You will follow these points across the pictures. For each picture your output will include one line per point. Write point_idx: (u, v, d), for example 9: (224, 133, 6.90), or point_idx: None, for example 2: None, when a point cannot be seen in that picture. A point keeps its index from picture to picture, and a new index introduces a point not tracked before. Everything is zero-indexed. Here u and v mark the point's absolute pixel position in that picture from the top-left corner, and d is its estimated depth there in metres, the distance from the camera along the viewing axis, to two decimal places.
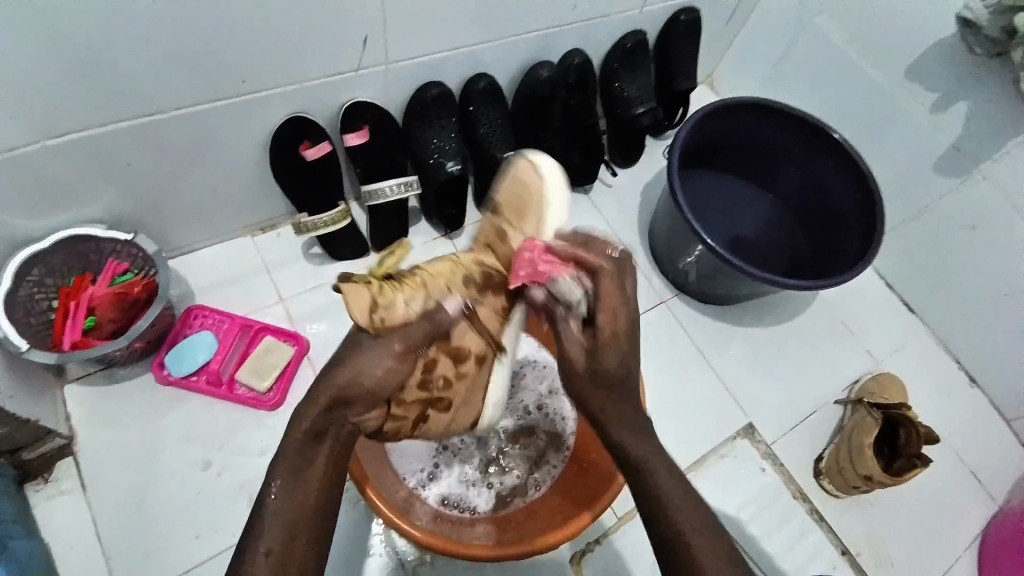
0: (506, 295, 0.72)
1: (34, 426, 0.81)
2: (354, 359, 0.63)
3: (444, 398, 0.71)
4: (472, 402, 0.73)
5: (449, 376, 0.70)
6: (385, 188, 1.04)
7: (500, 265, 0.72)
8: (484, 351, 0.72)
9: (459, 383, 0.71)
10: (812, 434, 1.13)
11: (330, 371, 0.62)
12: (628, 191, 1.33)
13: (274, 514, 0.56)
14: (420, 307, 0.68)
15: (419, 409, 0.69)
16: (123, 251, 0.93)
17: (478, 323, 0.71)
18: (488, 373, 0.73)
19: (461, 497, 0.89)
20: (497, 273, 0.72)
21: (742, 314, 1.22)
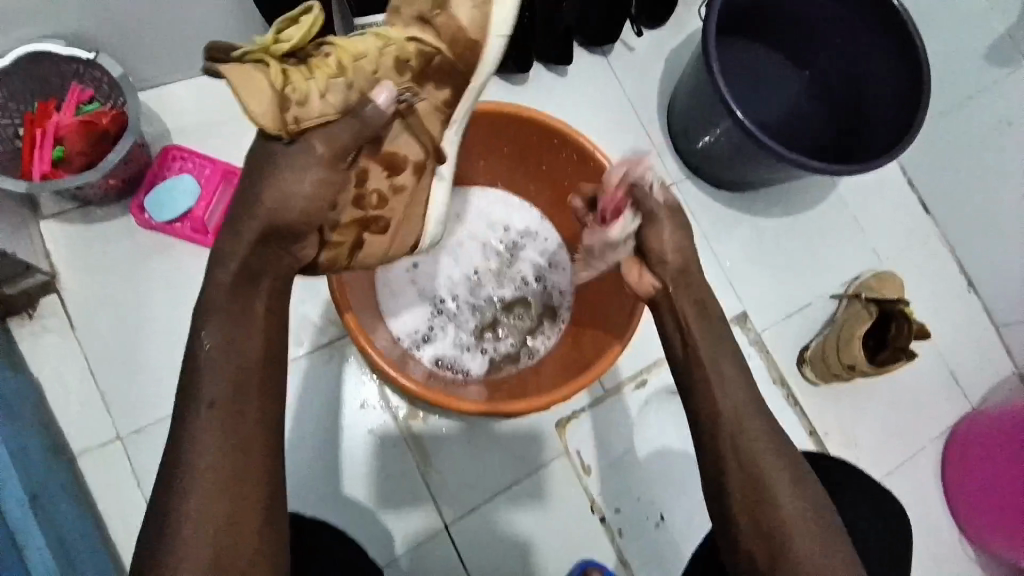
0: (445, 85, 0.67)
1: (13, 261, 0.77)
2: (278, 176, 0.60)
3: (381, 219, 0.69)
4: (413, 219, 0.71)
5: (384, 193, 0.68)
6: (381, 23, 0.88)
7: (439, 48, 0.65)
8: (423, 160, 0.69)
9: (394, 198, 0.69)
10: (803, 326, 1.14)
11: (256, 197, 0.60)
12: (652, 57, 1.19)
13: (212, 363, 0.56)
14: (342, 99, 0.63)
15: (353, 229, 0.67)
16: (86, 75, 0.83)
17: (411, 124, 0.67)
18: (425, 188, 0.71)
19: (454, 359, 0.90)
20: (437, 55, 0.65)
21: (754, 202, 1.17)
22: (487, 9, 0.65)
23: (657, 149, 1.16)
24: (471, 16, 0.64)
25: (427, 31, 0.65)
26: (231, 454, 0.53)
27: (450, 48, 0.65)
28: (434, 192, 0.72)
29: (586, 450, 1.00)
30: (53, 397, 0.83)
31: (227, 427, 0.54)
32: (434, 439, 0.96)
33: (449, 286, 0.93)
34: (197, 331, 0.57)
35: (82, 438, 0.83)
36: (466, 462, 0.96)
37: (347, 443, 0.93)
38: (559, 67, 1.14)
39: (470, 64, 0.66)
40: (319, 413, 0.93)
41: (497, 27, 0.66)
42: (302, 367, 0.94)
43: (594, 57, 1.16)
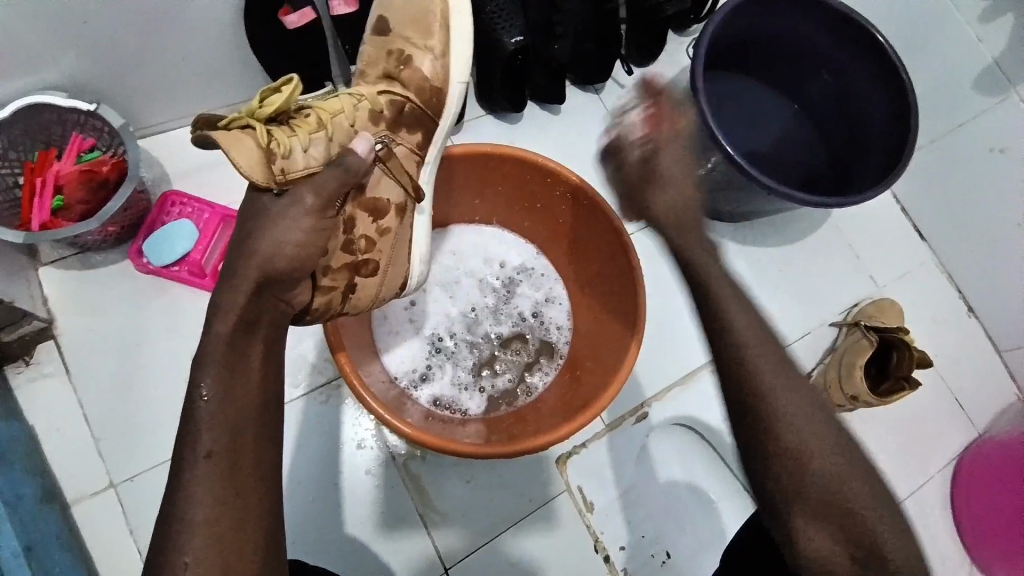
0: (416, 130, 0.74)
1: (9, 308, 0.77)
2: (268, 228, 0.61)
3: (369, 260, 0.70)
4: (398, 257, 0.74)
5: (371, 236, 0.70)
6: None
7: (409, 97, 0.73)
8: (401, 201, 0.72)
9: (381, 240, 0.71)
10: (804, 356, 1.14)
11: (247, 253, 0.60)
12: None
13: (208, 415, 0.54)
14: (324, 153, 0.66)
15: (345, 273, 0.69)
16: (87, 124, 0.85)
17: (392, 168, 0.71)
18: (408, 228, 0.75)
19: (453, 399, 0.90)
20: (407, 104, 0.73)
21: (749, 233, 1.18)
22: (448, 61, 0.75)
23: None
24: (433, 67, 0.74)
25: (397, 85, 0.73)
26: (228, 511, 0.52)
27: (418, 96, 0.73)
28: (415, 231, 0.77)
29: (588, 488, 0.98)
30: (47, 444, 0.82)
31: (224, 477, 0.53)
32: (434, 478, 0.94)
33: (445, 324, 0.93)
34: (194, 383, 0.55)
35: (76, 488, 0.81)
36: (466, 502, 0.94)
37: (346, 485, 0.91)
38: (553, 105, 1.17)
39: (437, 108, 0.75)
40: (316, 454, 0.92)
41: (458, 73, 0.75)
42: (301, 406, 0.93)
43: (587, 94, 1.19)
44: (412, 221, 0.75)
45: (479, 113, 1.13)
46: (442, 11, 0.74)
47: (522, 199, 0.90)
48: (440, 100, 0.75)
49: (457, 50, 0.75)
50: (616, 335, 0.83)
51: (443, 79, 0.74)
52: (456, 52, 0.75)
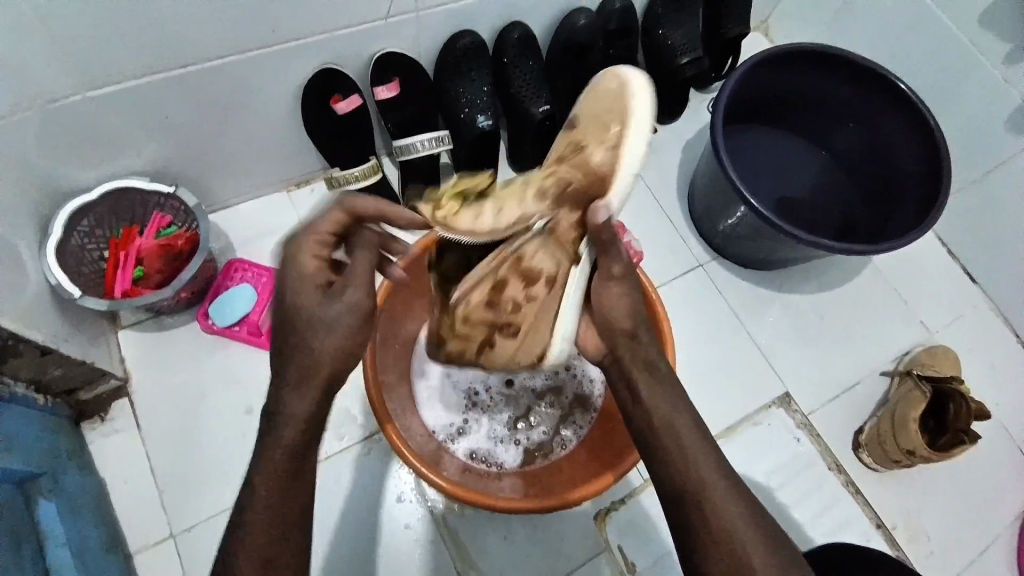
0: (576, 216, 0.64)
1: (90, 368, 0.86)
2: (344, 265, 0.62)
3: (512, 325, 0.71)
4: (540, 326, 0.70)
5: (513, 303, 0.70)
6: (415, 142, 1.01)
7: (575, 180, 0.63)
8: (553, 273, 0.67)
9: (526, 308, 0.69)
10: (852, 406, 1.09)
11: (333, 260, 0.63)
12: (668, 148, 1.27)
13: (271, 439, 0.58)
14: (490, 224, 0.67)
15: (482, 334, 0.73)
16: (167, 204, 0.96)
17: (547, 245, 0.66)
18: (551, 308, 0.69)
19: (489, 452, 0.91)
20: (569, 185, 0.63)
21: (785, 281, 1.17)
22: (622, 153, 0.60)
23: (680, 233, 1.20)
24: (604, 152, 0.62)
25: (566, 167, 0.64)
26: (275, 537, 0.55)
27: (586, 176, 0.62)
28: (566, 303, 0.68)
29: (628, 545, 0.96)
30: (114, 496, 0.88)
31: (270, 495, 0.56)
32: (473, 535, 0.94)
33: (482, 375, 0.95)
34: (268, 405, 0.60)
35: (138, 538, 0.87)
36: (505, 559, 0.93)
37: (386, 542, 0.93)
38: None
39: (600, 193, 0.61)
40: (359, 509, 0.94)
41: (626, 164, 0.60)
42: (340, 460, 0.95)
43: None
44: (569, 291, 0.67)
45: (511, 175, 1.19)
46: (629, 104, 0.62)
47: None
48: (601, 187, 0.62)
49: (635, 143, 0.60)
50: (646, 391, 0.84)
51: (614, 156, 0.61)
52: (639, 141, 0.61)
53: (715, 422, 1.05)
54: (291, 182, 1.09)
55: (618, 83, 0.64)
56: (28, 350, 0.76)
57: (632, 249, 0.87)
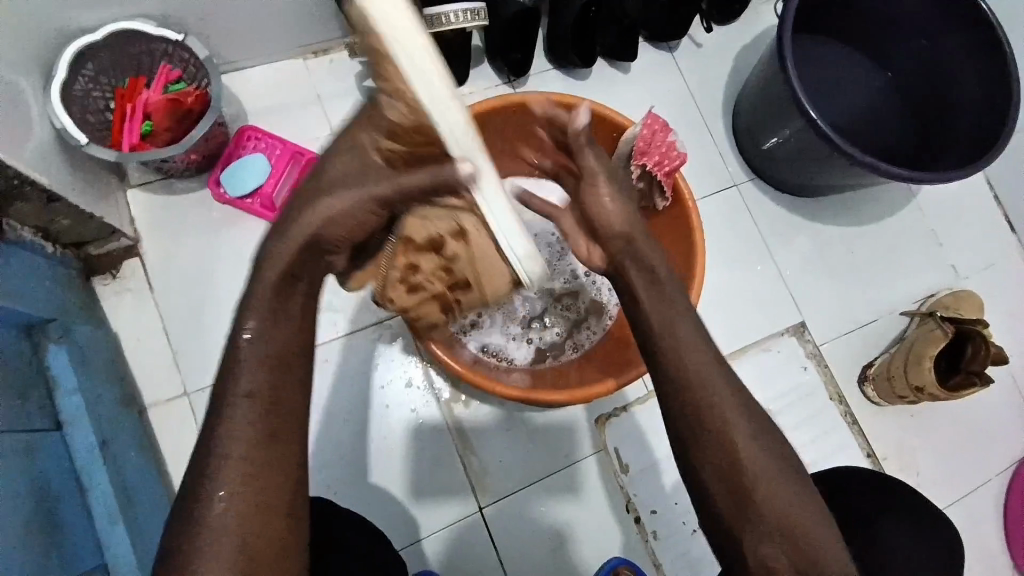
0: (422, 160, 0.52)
1: (99, 223, 0.83)
2: (330, 199, 0.54)
3: (457, 281, 0.64)
4: (489, 268, 0.59)
5: (442, 269, 0.64)
6: (448, 14, 0.89)
7: (400, 142, 0.54)
8: (457, 225, 0.58)
9: (459, 260, 0.61)
10: (865, 342, 1.08)
11: (281, 234, 0.53)
12: (718, 54, 1.16)
13: (253, 354, 0.51)
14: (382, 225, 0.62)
15: (437, 307, 0.69)
16: (174, 56, 0.88)
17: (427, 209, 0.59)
18: (485, 244, 0.56)
19: (500, 347, 0.91)
20: (396, 149, 0.55)
21: (820, 209, 1.11)
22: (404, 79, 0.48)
23: (720, 148, 1.12)
24: (400, 110, 0.50)
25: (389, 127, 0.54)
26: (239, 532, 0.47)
27: (407, 142, 0.53)
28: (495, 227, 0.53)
29: (624, 450, 0.99)
30: (127, 352, 0.89)
31: (265, 412, 0.49)
32: (476, 425, 0.97)
33: None
34: (239, 322, 0.51)
35: (152, 395, 0.89)
36: (506, 450, 0.97)
37: (392, 423, 0.95)
38: (623, 63, 1.12)
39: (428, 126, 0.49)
40: (366, 392, 0.95)
41: (427, 77, 0.47)
42: (346, 344, 0.96)
43: (659, 52, 1.14)
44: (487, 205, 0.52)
45: (546, 67, 1.10)
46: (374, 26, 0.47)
47: None
48: (430, 138, 0.51)
49: (419, 56, 0.47)
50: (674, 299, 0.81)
51: (410, 106, 0.49)
52: (414, 49, 0.46)
53: (727, 343, 1.04)
54: (309, 49, 1.01)
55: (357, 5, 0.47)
56: (34, 194, 0.73)
57: (674, 151, 0.79)
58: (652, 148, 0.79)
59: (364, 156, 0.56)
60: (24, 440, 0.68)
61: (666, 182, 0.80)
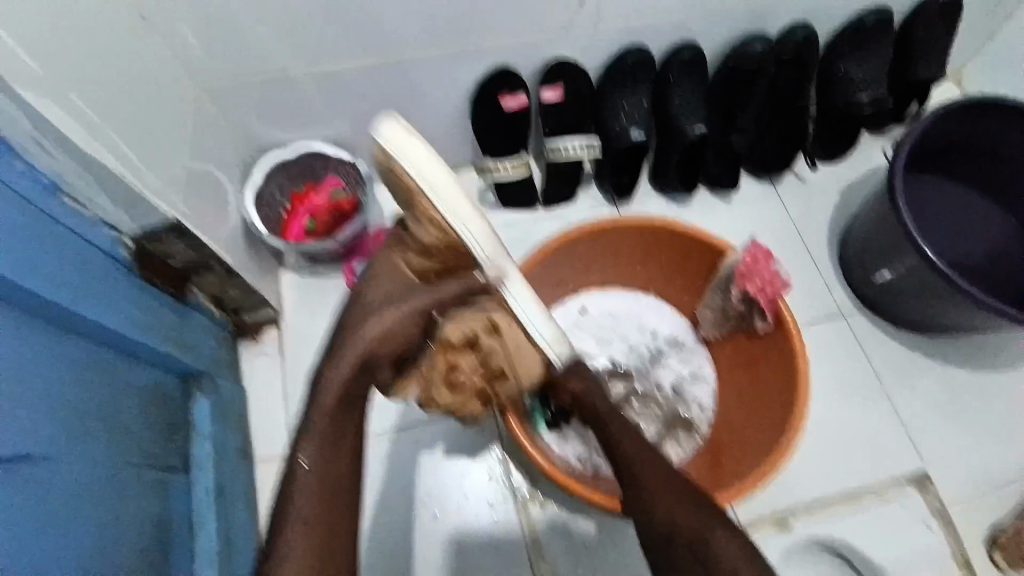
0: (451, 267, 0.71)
1: (257, 296, 0.98)
2: (381, 321, 0.67)
3: (494, 373, 0.76)
4: (523, 354, 0.76)
5: (480, 365, 0.74)
6: (566, 145, 1.05)
7: (431, 261, 0.71)
8: (489, 322, 0.72)
9: (495, 356, 0.74)
10: (1007, 511, 0.93)
11: (339, 359, 0.66)
12: (823, 188, 1.19)
13: (311, 479, 0.63)
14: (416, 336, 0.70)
15: (478, 399, 0.79)
16: (340, 168, 1.06)
17: (460, 318, 0.69)
18: (514, 330, 0.74)
19: (587, 455, 0.91)
20: (430, 268, 0.71)
21: (941, 349, 1.03)
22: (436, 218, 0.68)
23: (824, 277, 1.11)
24: (431, 232, 0.69)
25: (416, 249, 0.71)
26: None
27: (439, 258, 0.71)
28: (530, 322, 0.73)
29: None
30: (251, 409, 1.00)
31: (314, 532, 0.61)
32: (549, 534, 0.93)
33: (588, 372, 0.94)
34: (295, 453, 0.64)
35: (264, 452, 0.99)
36: (578, 564, 0.92)
37: (467, 516, 0.94)
38: (723, 191, 1.18)
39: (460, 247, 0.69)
40: (446, 479, 0.96)
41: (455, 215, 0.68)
42: (432, 428, 0.99)
43: (761, 182, 1.19)
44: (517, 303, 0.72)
45: (649, 191, 1.18)
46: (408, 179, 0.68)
47: (686, 266, 0.92)
48: (460, 251, 0.70)
49: (448, 203, 0.68)
50: (779, 425, 0.77)
51: (443, 228, 0.68)
52: (444, 198, 0.68)
53: (834, 484, 0.95)
54: None
55: (389, 158, 0.68)
56: (218, 269, 0.88)
57: (779, 278, 0.78)
58: (755, 274, 0.79)
59: (397, 273, 0.71)
60: (161, 477, 0.78)
61: (769, 309, 0.80)
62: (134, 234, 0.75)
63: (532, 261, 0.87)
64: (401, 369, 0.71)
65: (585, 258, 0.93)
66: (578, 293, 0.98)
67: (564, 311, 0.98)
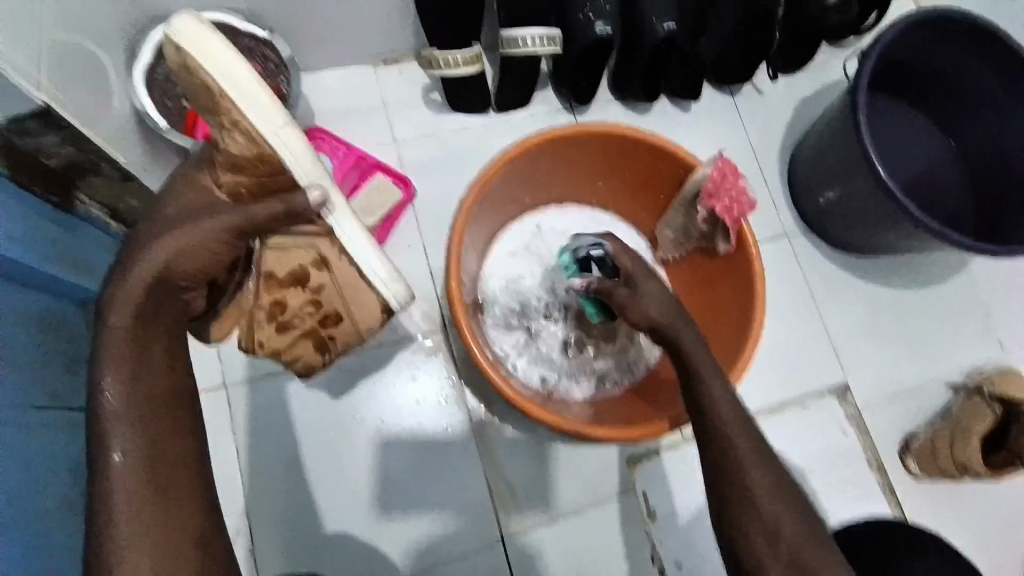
0: (264, 181, 0.60)
1: None
2: (176, 237, 0.55)
3: (328, 314, 0.68)
4: (357, 294, 0.66)
5: (311, 304, 0.67)
6: (525, 37, 0.91)
7: (241, 179, 0.60)
8: (318, 254, 0.64)
9: (324, 295, 0.66)
10: (908, 411, 1.05)
11: (123, 273, 0.53)
12: (780, 104, 1.17)
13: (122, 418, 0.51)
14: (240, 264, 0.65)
15: (313, 344, 0.71)
16: (257, 51, 0.88)
17: (280, 245, 0.64)
18: (347, 267, 0.64)
19: (554, 383, 0.88)
20: (240, 187, 0.60)
21: (870, 268, 1.10)
22: (241, 124, 0.58)
23: (774, 197, 1.11)
24: (238, 140, 0.59)
25: (226, 163, 0.60)
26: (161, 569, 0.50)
27: (251, 173, 0.60)
28: (362, 256, 0.64)
29: (653, 493, 0.96)
30: None
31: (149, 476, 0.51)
32: (505, 449, 0.95)
33: (547, 301, 0.91)
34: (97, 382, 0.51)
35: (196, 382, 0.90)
36: (533, 479, 0.94)
37: (421, 439, 0.94)
38: (684, 102, 1.13)
39: (273, 158, 0.59)
40: (400, 403, 0.94)
41: (263, 121, 0.59)
42: (384, 353, 0.95)
43: (722, 95, 1.15)
44: (343, 233, 0.63)
45: (609, 99, 1.11)
46: (202, 78, 0.58)
47: (650, 183, 0.87)
48: (277, 166, 0.60)
49: (254, 102, 0.58)
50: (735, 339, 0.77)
51: (250, 134, 0.58)
52: (245, 102, 0.58)
53: (768, 395, 1.02)
54: (381, 59, 1.03)
55: (181, 57, 0.59)
56: (110, 172, 0.73)
57: (747, 197, 0.76)
58: (721, 192, 0.76)
59: (206, 192, 0.60)
60: (67, 420, 0.69)
61: (734, 231, 0.77)
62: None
63: (488, 172, 0.79)
64: (216, 301, 0.63)
65: (547, 169, 0.85)
66: (534, 210, 0.93)
67: (521, 229, 0.93)
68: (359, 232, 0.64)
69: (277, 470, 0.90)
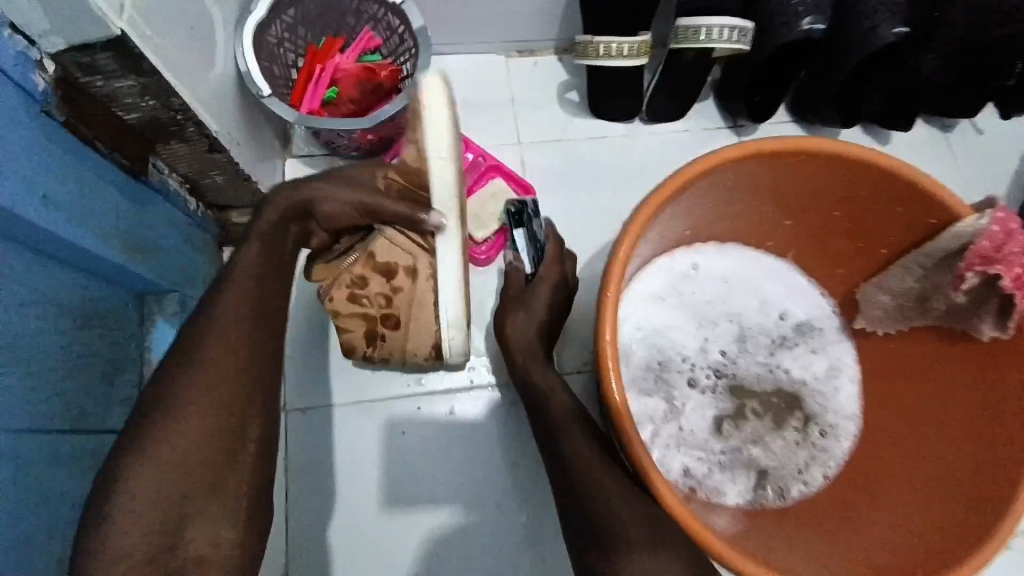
0: (407, 190, 0.59)
1: (251, 189, 0.69)
2: (342, 182, 0.59)
3: (392, 316, 0.65)
4: (422, 321, 0.64)
5: (384, 299, 0.64)
6: (705, 28, 0.70)
7: (395, 179, 0.59)
8: (415, 265, 0.62)
9: (397, 301, 0.63)
10: None
11: (283, 189, 0.57)
12: (1003, 148, 0.91)
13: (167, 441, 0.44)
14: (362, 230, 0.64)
15: (363, 330, 0.66)
16: (382, 22, 0.75)
17: (394, 237, 0.61)
18: (429, 293, 0.63)
19: (699, 478, 0.66)
20: (393, 183, 0.59)
21: None
22: (419, 144, 0.57)
23: None
24: (411, 155, 0.58)
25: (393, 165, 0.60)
26: None
27: (406, 181, 0.59)
28: (446, 292, 0.62)
29: None
30: None
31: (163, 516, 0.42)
32: None
33: (691, 364, 0.71)
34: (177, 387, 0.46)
35: None
36: None
37: (504, 517, 0.73)
38: (881, 132, 0.90)
39: (423, 178, 0.58)
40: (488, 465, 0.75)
41: (435, 149, 0.57)
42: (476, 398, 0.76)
43: (930, 127, 0.91)
44: (443, 267, 0.61)
45: (783, 119, 0.89)
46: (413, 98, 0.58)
47: (867, 229, 0.64)
48: (424, 186, 0.58)
49: (437, 128, 0.57)
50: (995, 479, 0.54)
51: (420, 155, 0.57)
52: (433, 128, 0.57)
53: None
54: (514, 47, 0.87)
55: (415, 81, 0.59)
56: (197, 138, 0.58)
57: None
58: (1009, 253, 0.52)
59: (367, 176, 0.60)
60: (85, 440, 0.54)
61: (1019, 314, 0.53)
62: (58, 49, 0.44)
63: (665, 189, 0.58)
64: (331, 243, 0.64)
65: (729, 193, 0.63)
66: (692, 244, 0.71)
67: (667, 266, 0.71)
68: (456, 282, 0.61)
69: (326, 528, 0.72)
